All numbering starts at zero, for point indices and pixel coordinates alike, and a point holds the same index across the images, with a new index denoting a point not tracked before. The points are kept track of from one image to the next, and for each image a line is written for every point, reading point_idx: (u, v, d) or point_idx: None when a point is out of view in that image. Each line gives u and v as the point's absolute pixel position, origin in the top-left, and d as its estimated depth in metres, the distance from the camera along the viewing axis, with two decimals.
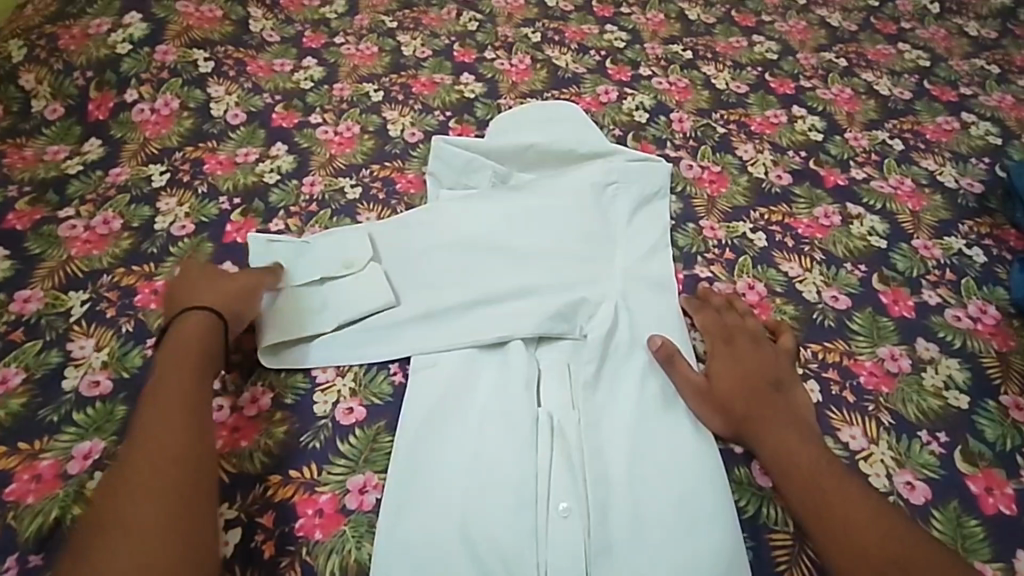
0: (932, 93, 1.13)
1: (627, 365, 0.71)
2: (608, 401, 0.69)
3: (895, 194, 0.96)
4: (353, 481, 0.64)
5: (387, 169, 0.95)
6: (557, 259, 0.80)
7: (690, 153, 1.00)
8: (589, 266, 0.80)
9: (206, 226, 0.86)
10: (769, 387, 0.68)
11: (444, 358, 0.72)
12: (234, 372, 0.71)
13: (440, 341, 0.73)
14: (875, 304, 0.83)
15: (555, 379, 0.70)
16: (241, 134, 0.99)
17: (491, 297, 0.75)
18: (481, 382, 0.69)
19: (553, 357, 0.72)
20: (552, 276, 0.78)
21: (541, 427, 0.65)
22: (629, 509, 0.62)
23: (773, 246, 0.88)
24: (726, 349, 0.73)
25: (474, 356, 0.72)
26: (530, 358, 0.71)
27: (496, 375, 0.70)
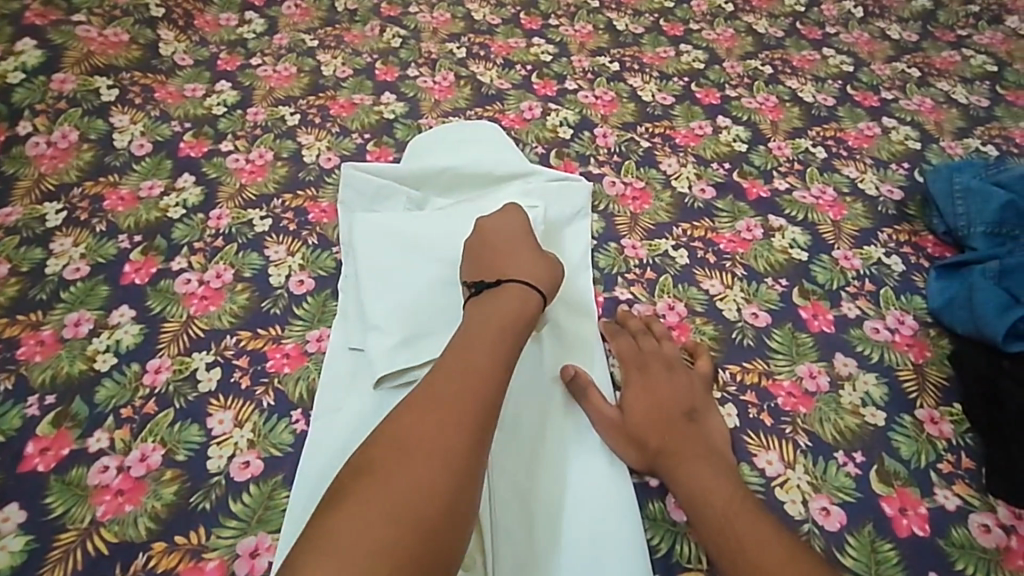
0: (854, 99, 1.13)
1: (538, 399, 0.69)
2: (519, 438, 0.67)
3: (816, 203, 0.95)
4: (245, 544, 0.61)
5: (300, 198, 0.91)
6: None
7: (613, 169, 0.98)
8: None
9: (102, 268, 0.81)
10: (682, 419, 0.67)
11: (347, 403, 0.69)
12: (123, 429, 0.67)
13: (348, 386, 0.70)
14: (795, 319, 0.81)
15: None
16: (146, 165, 0.94)
17: (400, 329, 0.72)
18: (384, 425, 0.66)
19: None
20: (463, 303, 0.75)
21: None
22: (535, 555, 0.61)
23: (694, 263, 0.86)
24: (641, 378, 0.71)
25: (377, 399, 0.69)
26: None
27: None
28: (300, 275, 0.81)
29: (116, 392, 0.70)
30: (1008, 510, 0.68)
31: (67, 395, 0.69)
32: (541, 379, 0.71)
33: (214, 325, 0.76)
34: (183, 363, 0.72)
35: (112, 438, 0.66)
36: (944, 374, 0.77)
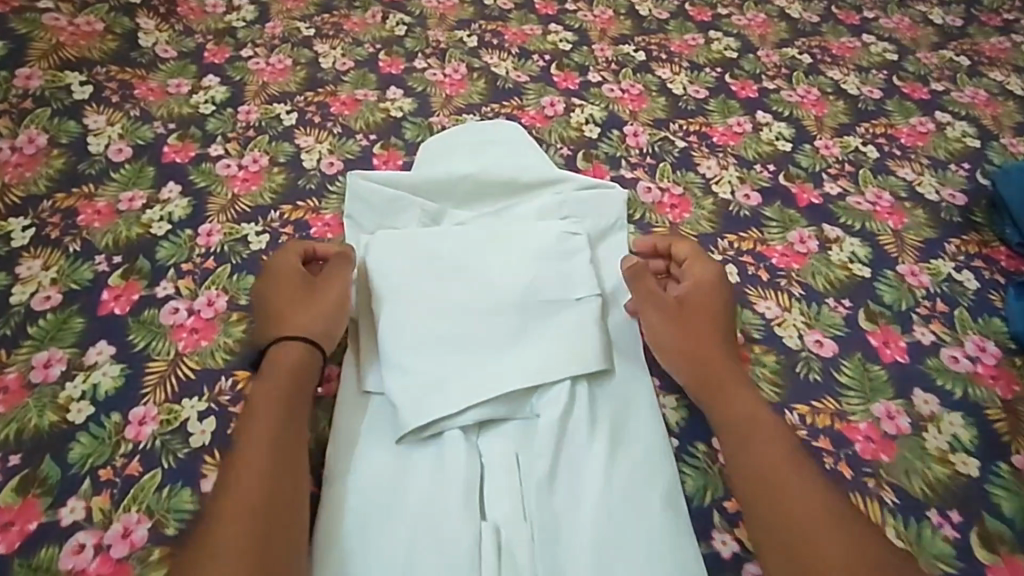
0: (902, 91, 1.04)
1: (587, 453, 0.61)
2: (567, 503, 0.59)
3: (874, 210, 0.86)
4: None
5: (301, 209, 0.81)
6: (500, 315, 0.67)
7: (648, 173, 0.88)
8: (543, 325, 0.67)
9: (76, 296, 0.71)
10: (752, 425, 0.61)
11: (366, 460, 0.61)
12: (101, 496, 0.59)
13: (369, 443, 0.62)
14: (865, 348, 0.72)
15: (500, 479, 0.60)
16: (126, 173, 0.83)
17: (441, 375, 0.63)
18: (411, 492, 0.59)
19: (497, 447, 0.62)
20: (495, 338, 0.66)
21: (486, 544, 0.56)
22: None
23: (746, 281, 0.77)
24: (703, 379, 0.65)
25: (403, 455, 0.61)
26: (470, 452, 0.61)
27: (429, 478, 0.60)
28: None
29: (94, 448, 0.62)
30: None
31: (35, 455, 0.61)
32: (589, 427, 0.62)
33: (205, 364, 0.68)
34: (171, 413, 0.64)
35: (89, 508, 0.58)
36: None
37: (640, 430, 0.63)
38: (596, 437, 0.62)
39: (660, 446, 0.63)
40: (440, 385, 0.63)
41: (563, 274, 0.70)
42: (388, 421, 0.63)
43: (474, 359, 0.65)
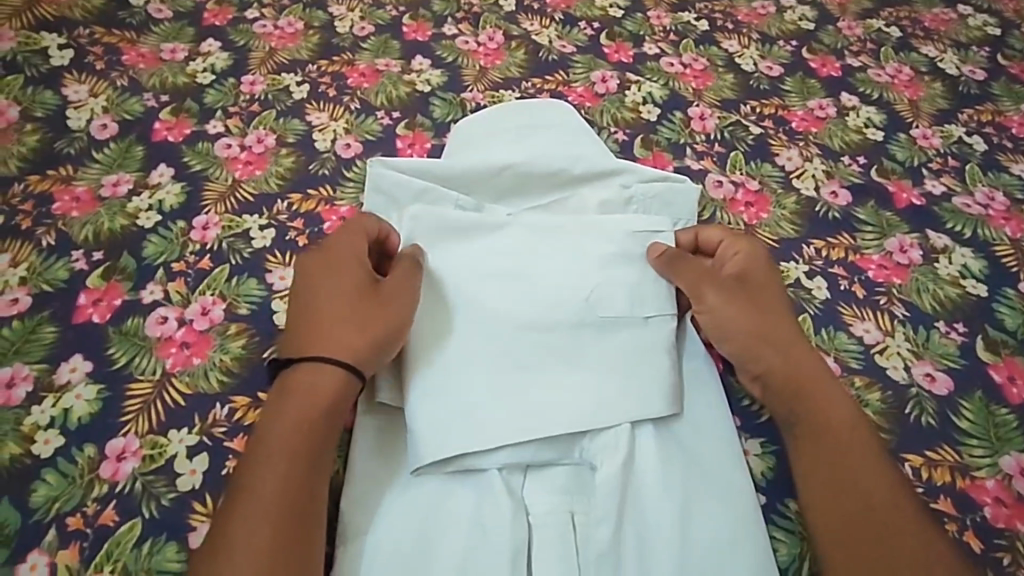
0: (1010, 72, 0.89)
1: (655, 515, 0.51)
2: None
3: (986, 214, 0.73)
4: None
5: (312, 200, 0.70)
6: (550, 334, 0.55)
7: (717, 164, 0.76)
8: (605, 350, 0.55)
9: (48, 300, 0.61)
10: (850, 440, 0.52)
11: (389, 517, 0.50)
12: (70, 550, 0.51)
13: (393, 494, 0.51)
14: (987, 385, 0.61)
15: (553, 545, 0.49)
16: (110, 152, 0.72)
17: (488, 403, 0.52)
18: (446, 557, 0.48)
19: (546, 500, 0.51)
20: (545, 368, 0.54)
21: None
22: None
23: (838, 297, 0.65)
24: (781, 377, 0.55)
25: (433, 510, 0.50)
26: (517, 510, 0.50)
27: (466, 542, 0.49)
28: None
29: (62, 490, 0.53)
30: None
31: None
32: (657, 485, 0.52)
33: (199, 388, 0.57)
34: (157, 446, 0.55)
35: (55, 563, 0.50)
36: None
37: (720, 492, 0.52)
38: (666, 497, 0.51)
39: (747, 511, 0.52)
40: (478, 426, 0.52)
41: (626, 288, 0.57)
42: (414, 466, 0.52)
43: (518, 393, 0.53)
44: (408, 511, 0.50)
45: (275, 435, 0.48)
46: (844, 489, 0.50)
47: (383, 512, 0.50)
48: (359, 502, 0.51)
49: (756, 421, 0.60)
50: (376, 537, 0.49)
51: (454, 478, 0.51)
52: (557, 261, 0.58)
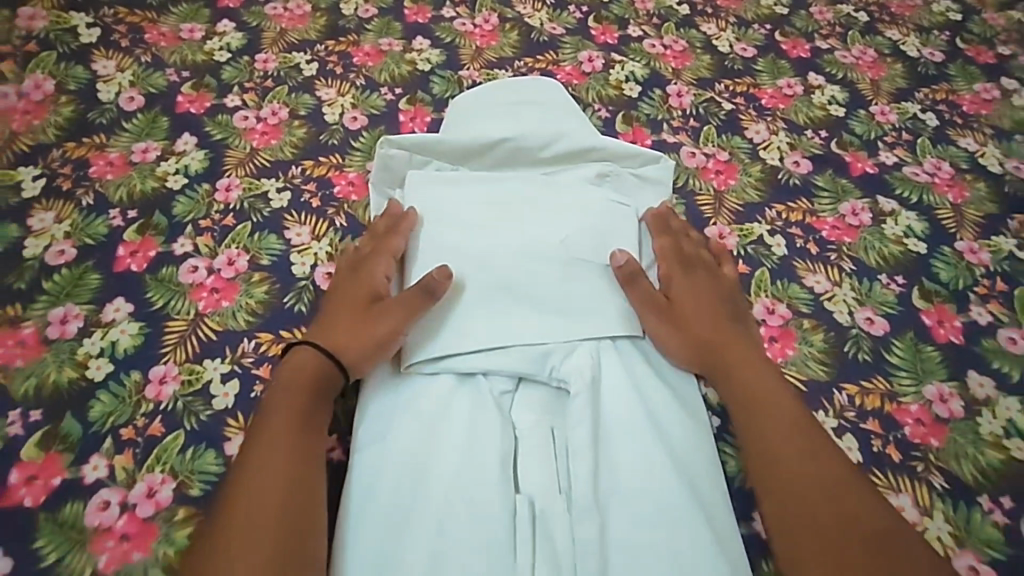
0: (967, 55, 0.96)
1: (622, 429, 0.58)
2: (611, 489, 0.56)
3: (932, 181, 0.81)
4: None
5: (323, 166, 0.77)
6: (533, 272, 0.65)
7: (691, 137, 0.83)
8: (577, 287, 0.65)
9: (90, 251, 0.69)
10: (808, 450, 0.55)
11: (395, 430, 0.58)
12: (124, 455, 0.58)
13: (399, 411, 0.59)
14: (918, 327, 0.69)
15: (536, 452, 0.57)
16: (138, 122, 0.79)
17: (479, 322, 0.62)
18: (442, 461, 0.56)
19: (528, 416, 0.59)
20: (522, 311, 0.63)
21: (522, 517, 0.54)
22: None
23: (794, 254, 0.73)
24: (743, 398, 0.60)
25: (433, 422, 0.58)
26: (505, 425, 0.58)
27: (460, 448, 0.56)
28: (328, 265, 0.70)
29: (113, 407, 0.61)
30: None
31: (54, 412, 0.60)
32: (623, 404, 0.59)
33: (228, 325, 0.65)
34: (193, 373, 0.62)
35: (111, 466, 0.58)
36: None
37: (680, 419, 0.60)
38: (633, 415, 0.59)
39: (700, 426, 0.60)
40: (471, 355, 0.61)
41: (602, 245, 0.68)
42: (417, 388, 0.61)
43: (510, 328, 0.62)
44: (405, 424, 0.58)
45: (290, 412, 0.56)
46: (819, 501, 0.52)
47: (393, 428, 0.58)
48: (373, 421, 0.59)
49: None
50: (383, 449, 0.57)
51: (451, 400, 0.59)
52: (541, 218, 0.68)
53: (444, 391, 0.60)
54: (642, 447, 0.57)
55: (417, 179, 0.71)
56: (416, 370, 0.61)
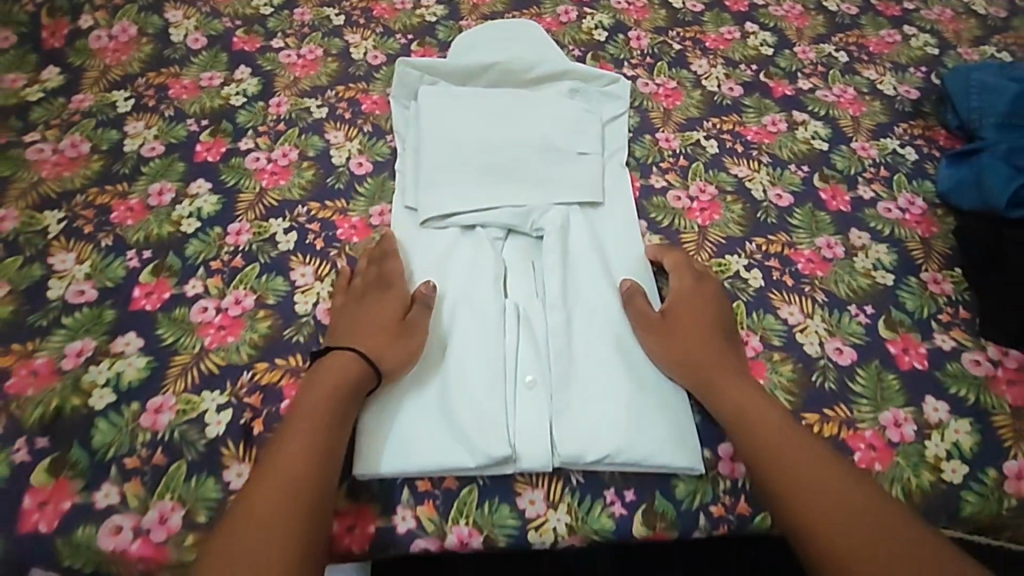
0: (877, 9, 1.15)
1: (584, 256, 0.77)
2: (575, 294, 0.74)
3: (838, 101, 1.00)
4: (415, 544, 0.62)
5: (352, 90, 0.95)
6: (520, 158, 0.85)
7: (646, 71, 1.02)
8: (553, 169, 0.84)
9: (175, 148, 0.87)
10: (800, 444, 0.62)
11: (416, 261, 0.77)
12: (215, 278, 0.75)
13: (418, 249, 0.78)
14: (815, 201, 0.87)
15: (519, 274, 0.76)
16: (204, 58, 0.98)
17: (478, 189, 0.81)
18: (450, 278, 0.75)
19: (515, 254, 0.79)
20: (511, 183, 0.83)
21: (509, 312, 0.72)
22: (587, 370, 0.69)
23: (724, 153, 0.92)
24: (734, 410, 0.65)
25: (444, 257, 0.77)
26: (497, 256, 0.77)
27: (463, 270, 0.75)
28: (358, 159, 0.87)
29: (204, 248, 0.77)
30: (996, 349, 0.73)
31: (161, 251, 0.77)
32: (585, 242, 0.78)
33: (285, 196, 0.83)
34: (262, 228, 0.79)
35: (207, 286, 0.74)
36: (950, 246, 0.82)
37: (626, 254, 0.79)
38: (592, 248, 0.78)
39: (643, 256, 0.79)
40: (472, 212, 0.80)
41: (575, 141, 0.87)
42: (430, 236, 0.79)
43: (502, 193, 0.81)
44: (424, 260, 0.77)
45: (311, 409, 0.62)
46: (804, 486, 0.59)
47: (413, 261, 0.77)
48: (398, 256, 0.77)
49: (659, 226, 0.83)
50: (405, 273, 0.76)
51: (457, 243, 0.79)
52: (525, 121, 0.88)
53: (453, 239, 0.79)
54: (597, 267, 0.76)
55: (429, 90, 0.90)
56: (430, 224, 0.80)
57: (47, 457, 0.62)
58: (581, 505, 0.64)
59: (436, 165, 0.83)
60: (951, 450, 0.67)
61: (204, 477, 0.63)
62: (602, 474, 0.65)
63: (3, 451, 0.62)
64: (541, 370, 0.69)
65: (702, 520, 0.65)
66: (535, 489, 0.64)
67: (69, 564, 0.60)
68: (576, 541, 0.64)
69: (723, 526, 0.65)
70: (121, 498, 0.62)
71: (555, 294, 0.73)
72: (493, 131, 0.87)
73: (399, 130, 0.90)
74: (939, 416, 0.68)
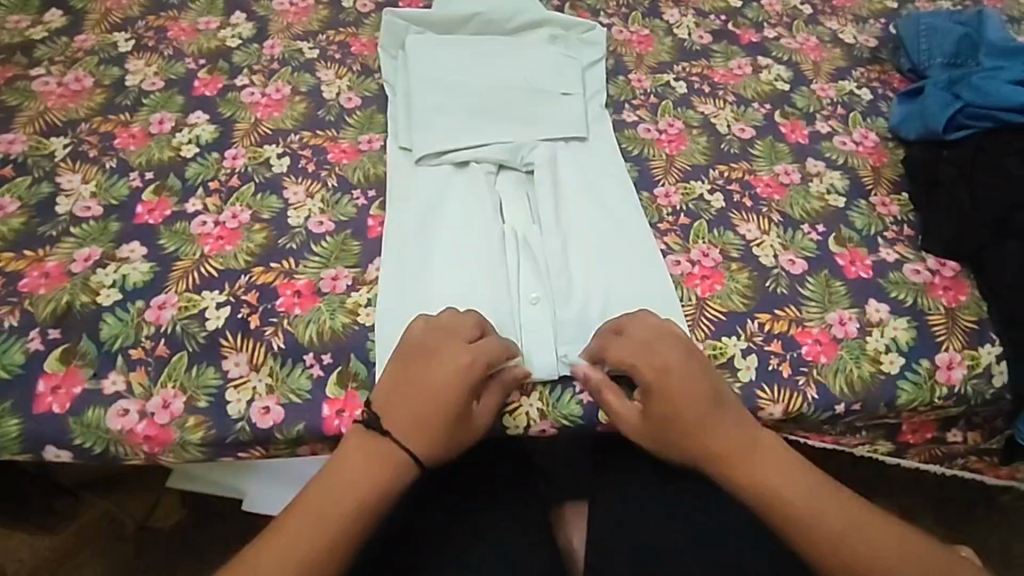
0: None
1: (575, 185, 0.82)
2: (568, 217, 0.79)
3: (801, 48, 1.06)
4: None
5: (342, 34, 1.00)
6: (507, 97, 0.88)
7: (621, 20, 1.07)
8: (542, 106, 0.88)
9: (174, 83, 0.92)
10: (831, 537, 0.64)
11: (415, 194, 0.81)
12: (214, 198, 0.80)
13: (414, 183, 0.82)
14: (776, 134, 0.92)
15: (514, 203, 0.81)
16: (201, 4, 1.02)
17: (468, 127, 0.85)
18: (450, 209, 0.79)
19: (508, 184, 0.83)
20: (499, 123, 0.86)
21: (508, 238, 0.78)
22: (586, 289, 0.75)
23: (692, 93, 0.97)
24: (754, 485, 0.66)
25: (441, 190, 0.81)
26: (492, 188, 0.82)
27: (462, 200, 0.80)
28: (348, 95, 0.92)
29: (202, 171, 0.82)
30: (935, 260, 0.80)
31: (162, 173, 0.82)
32: (574, 171, 0.83)
33: (279, 126, 0.88)
34: (257, 153, 0.84)
35: (205, 204, 0.79)
36: (897, 173, 0.88)
37: (616, 185, 0.83)
38: (582, 178, 0.83)
39: (628, 183, 0.84)
40: (466, 148, 0.84)
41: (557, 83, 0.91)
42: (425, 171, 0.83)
43: (493, 129, 0.85)
44: (421, 192, 0.81)
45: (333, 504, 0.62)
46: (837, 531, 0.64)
47: (413, 193, 0.81)
48: (397, 190, 0.81)
49: (629, 154, 0.88)
50: (406, 206, 0.80)
51: (454, 177, 0.82)
52: (507, 63, 0.92)
53: (447, 174, 0.83)
54: (587, 188, 0.82)
55: (415, 36, 0.94)
56: (426, 161, 0.83)
57: (58, 347, 0.67)
58: (552, 394, 0.70)
59: (425, 104, 0.87)
60: (890, 343, 0.74)
61: (205, 367, 0.68)
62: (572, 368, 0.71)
63: (19, 341, 0.67)
64: (544, 288, 0.75)
65: None
66: None
67: (80, 443, 0.65)
68: (547, 426, 0.70)
69: None
70: (127, 385, 0.66)
71: (549, 220, 0.79)
72: (478, 73, 0.90)
73: (386, 74, 0.94)
74: (880, 315, 0.75)
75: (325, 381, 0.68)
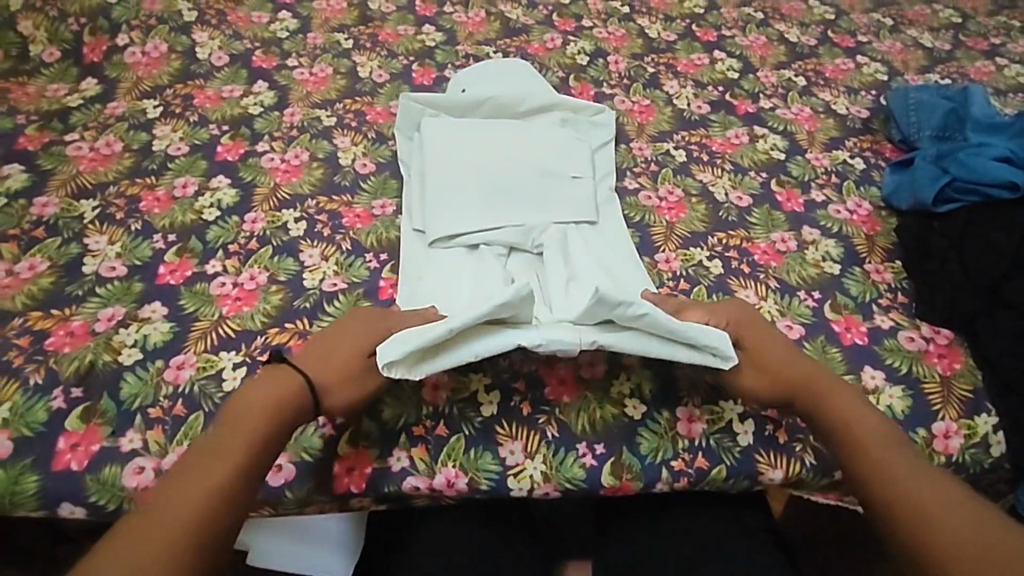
0: (834, 41, 1.28)
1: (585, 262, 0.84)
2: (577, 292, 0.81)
3: (795, 119, 1.11)
4: (407, 481, 0.69)
5: (358, 103, 1.06)
6: (520, 180, 0.91)
7: (623, 91, 1.13)
8: (553, 190, 0.91)
9: (199, 148, 0.97)
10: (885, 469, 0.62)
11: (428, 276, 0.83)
12: (233, 259, 0.83)
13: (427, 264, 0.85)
14: (772, 202, 0.96)
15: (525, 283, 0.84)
16: (226, 74, 1.09)
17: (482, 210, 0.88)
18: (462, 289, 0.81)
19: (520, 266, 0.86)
20: (514, 198, 0.90)
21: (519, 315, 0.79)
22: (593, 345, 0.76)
23: (691, 161, 1.01)
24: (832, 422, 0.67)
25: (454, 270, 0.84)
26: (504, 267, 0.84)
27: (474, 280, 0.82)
28: (363, 160, 0.97)
29: (223, 233, 0.86)
30: (930, 327, 0.82)
31: (184, 235, 0.86)
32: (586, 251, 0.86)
33: (297, 191, 0.92)
34: (275, 217, 0.88)
35: (225, 265, 0.83)
36: (890, 242, 0.91)
37: (629, 271, 0.85)
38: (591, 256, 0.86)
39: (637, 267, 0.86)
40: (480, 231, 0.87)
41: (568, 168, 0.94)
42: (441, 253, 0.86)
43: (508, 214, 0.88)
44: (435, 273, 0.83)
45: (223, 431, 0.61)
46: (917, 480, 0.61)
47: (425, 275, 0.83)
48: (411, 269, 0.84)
49: (630, 221, 0.92)
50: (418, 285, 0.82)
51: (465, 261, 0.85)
52: (521, 144, 0.96)
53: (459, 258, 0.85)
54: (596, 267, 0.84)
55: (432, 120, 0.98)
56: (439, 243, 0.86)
57: (79, 405, 0.70)
58: (556, 455, 0.70)
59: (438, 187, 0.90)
60: (886, 411, 0.75)
61: None
62: (575, 429, 0.72)
63: (42, 399, 0.70)
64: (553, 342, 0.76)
65: (664, 472, 0.71)
66: (515, 441, 0.71)
67: (95, 500, 0.66)
68: (551, 489, 0.70)
69: (684, 478, 0.71)
70: (143, 443, 0.68)
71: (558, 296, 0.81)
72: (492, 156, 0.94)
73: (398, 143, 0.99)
74: (876, 382, 0.77)
75: (336, 440, 0.70)
